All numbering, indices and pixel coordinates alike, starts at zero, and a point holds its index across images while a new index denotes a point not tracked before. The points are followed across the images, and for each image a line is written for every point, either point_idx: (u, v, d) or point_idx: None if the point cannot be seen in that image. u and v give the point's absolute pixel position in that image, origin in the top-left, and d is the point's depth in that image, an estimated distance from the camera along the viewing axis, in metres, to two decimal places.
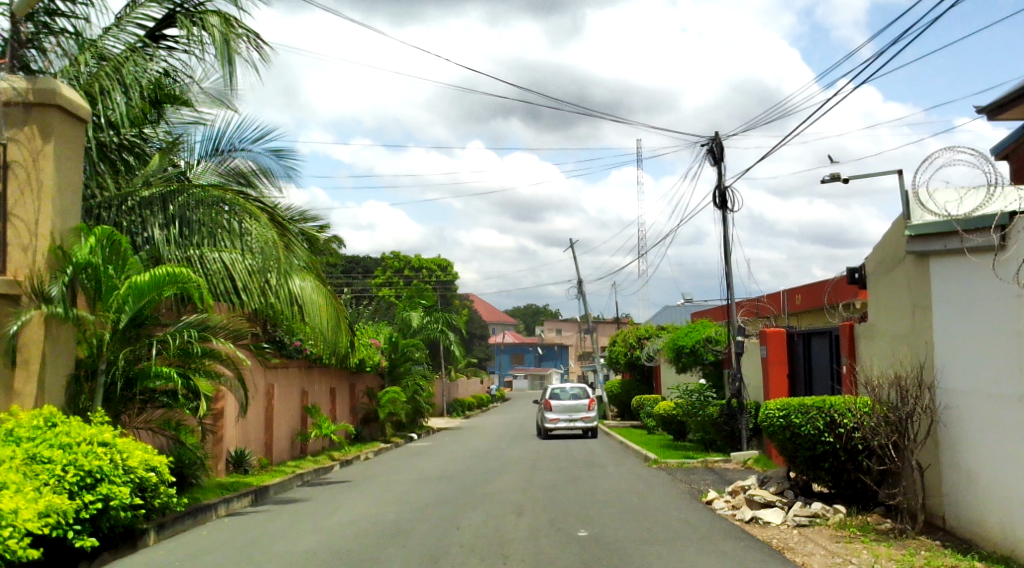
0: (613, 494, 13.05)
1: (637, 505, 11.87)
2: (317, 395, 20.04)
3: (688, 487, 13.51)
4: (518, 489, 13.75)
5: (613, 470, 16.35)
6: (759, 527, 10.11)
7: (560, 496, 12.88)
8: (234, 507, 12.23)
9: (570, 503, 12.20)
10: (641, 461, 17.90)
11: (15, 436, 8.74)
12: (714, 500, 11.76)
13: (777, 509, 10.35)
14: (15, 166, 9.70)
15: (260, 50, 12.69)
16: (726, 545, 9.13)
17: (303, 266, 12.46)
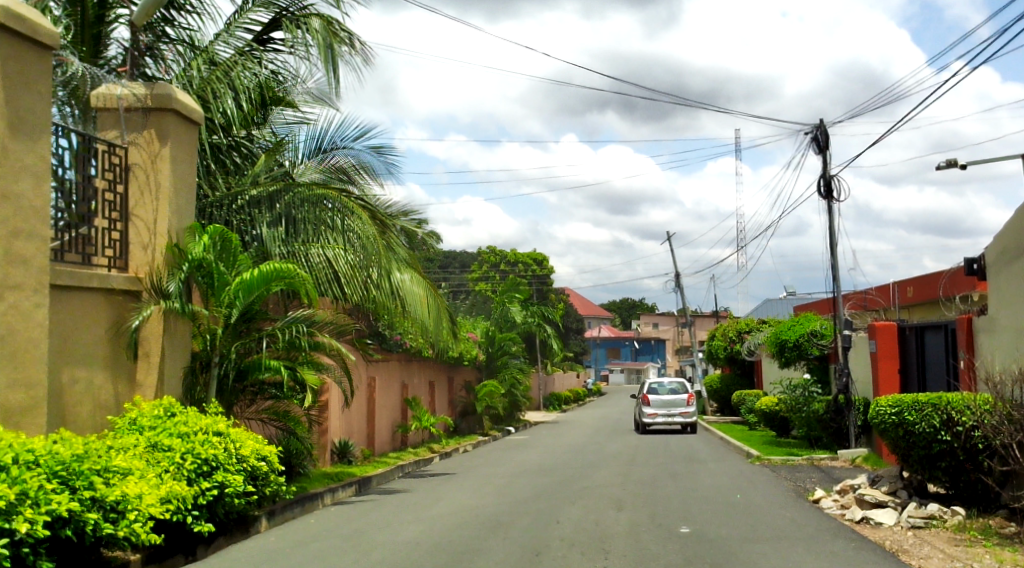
0: (716, 490, 12.96)
1: (742, 503, 11.75)
2: (418, 388, 20.38)
3: (794, 485, 13.33)
4: (618, 483, 13.77)
5: (714, 466, 16.21)
6: (870, 527, 9.95)
7: (661, 492, 12.86)
8: (340, 497, 12.56)
9: (672, 499, 12.17)
10: (744, 458, 17.69)
11: (138, 425, 9.17)
12: (822, 498, 11.59)
13: (890, 510, 10.17)
14: (135, 168, 10.17)
15: (361, 52, 12.96)
16: (836, 546, 9.00)
17: (405, 261, 12.73)
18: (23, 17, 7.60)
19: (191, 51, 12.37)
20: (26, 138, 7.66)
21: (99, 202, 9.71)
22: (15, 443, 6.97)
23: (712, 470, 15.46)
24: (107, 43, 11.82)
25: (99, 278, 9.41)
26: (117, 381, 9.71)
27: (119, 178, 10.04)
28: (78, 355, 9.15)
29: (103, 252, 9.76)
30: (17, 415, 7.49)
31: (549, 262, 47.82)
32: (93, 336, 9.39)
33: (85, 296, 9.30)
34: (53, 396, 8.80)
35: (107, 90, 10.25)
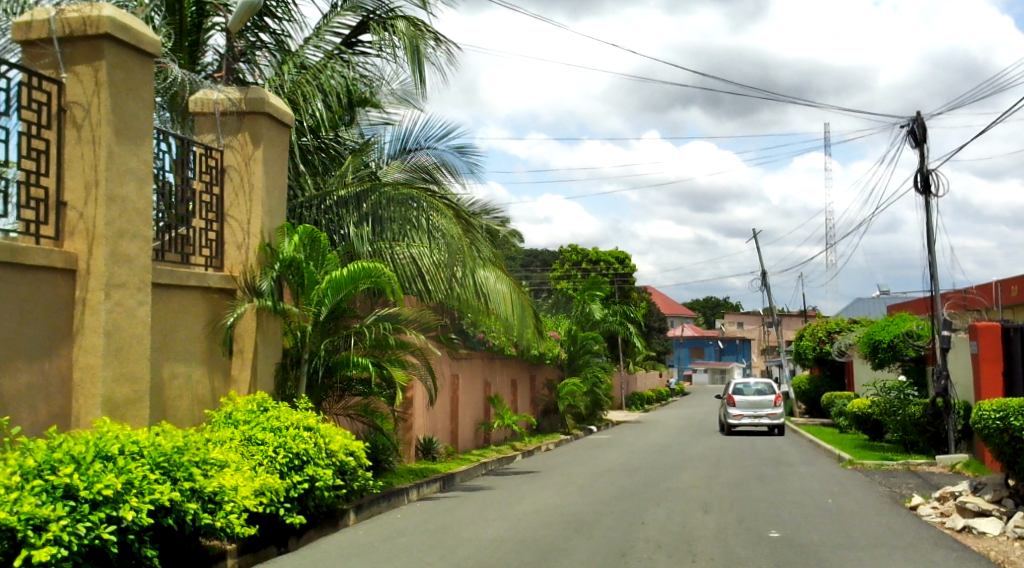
0: (806, 494, 12.82)
1: (834, 508, 11.60)
2: (500, 386, 20.55)
3: (890, 491, 13.10)
4: (703, 485, 13.71)
5: (804, 469, 16.01)
6: (973, 537, 9.75)
7: (750, 495, 12.77)
8: (425, 493, 12.79)
9: (760, 502, 12.07)
10: (835, 462, 17.43)
11: (233, 419, 9.52)
12: (920, 505, 11.40)
13: (994, 519, 9.95)
14: (230, 170, 10.55)
15: (447, 52, 13.17)
16: (935, 555, 8.85)
17: (490, 260, 12.88)
18: (128, 27, 7.93)
19: (282, 55, 12.75)
20: (130, 143, 7.99)
21: (196, 203, 10.07)
22: (120, 433, 7.21)
23: (801, 474, 15.28)
24: (203, 50, 12.24)
25: (197, 276, 9.74)
26: (214, 376, 10.09)
27: (215, 180, 10.42)
28: (177, 350, 9.49)
29: (200, 251, 10.11)
30: (122, 408, 7.81)
31: (630, 260, 47.49)
32: (192, 332, 9.74)
33: (184, 294, 9.63)
34: (155, 390, 9.14)
35: (204, 95, 10.64)
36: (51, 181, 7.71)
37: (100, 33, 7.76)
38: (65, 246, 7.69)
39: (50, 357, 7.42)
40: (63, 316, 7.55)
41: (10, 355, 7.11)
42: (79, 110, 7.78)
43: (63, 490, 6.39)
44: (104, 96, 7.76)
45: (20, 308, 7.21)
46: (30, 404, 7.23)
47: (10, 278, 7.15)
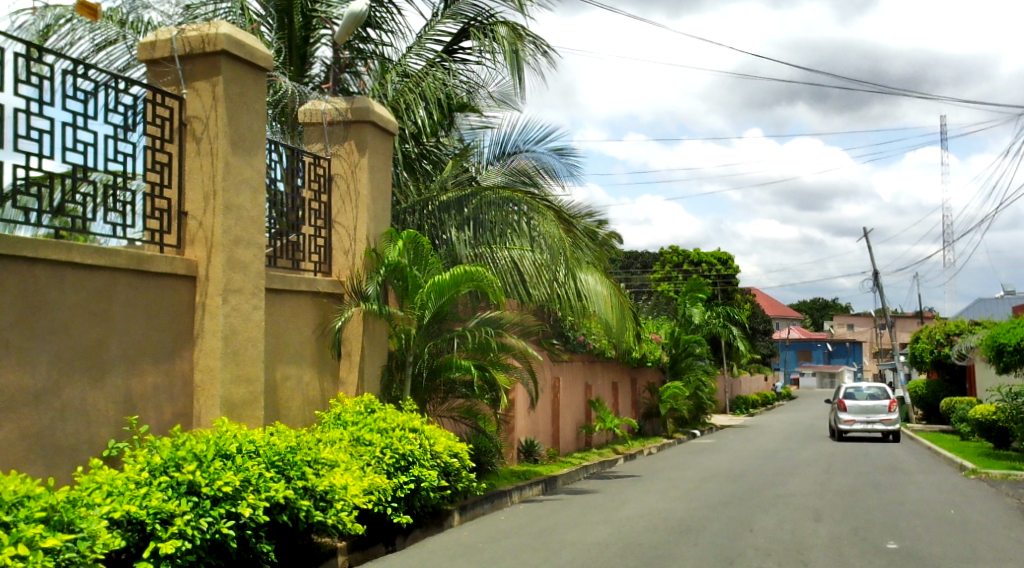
0: (924, 504, 12.53)
1: (953, 519, 11.31)
2: (601, 389, 20.54)
3: (1014, 503, 12.68)
4: (813, 492, 13.50)
5: (921, 478, 15.61)
6: None
7: (863, 503, 12.54)
8: (527, 495, 12.92)
9: (874, 512, 11.84)
10: (956, 471, 16.92)
11: (342, 420, 9.83)
12: None
13: None
14: (337, 178, 10.88)
15: (547, 56, 13.28)
16: None
17: (590, 262, 12.90)
18: (243, 43, 8.27)
19: (384, 63, 13.04)
20: (245, 154, 8.33)
21: (305, 210, 10.41)
22: (238, 433, 7.50)
23: (919, 483, 14.90)
24: (311, 62, 12.63)
25: (307, 281, 10.06)
26: (324, 378, 10.43)
27: (323, 188, 10.76)
28: (289, 354, 9.83)
29: (310, 257, 10.45)
30: (239, 408, 8.16)
31: (734, 261, 46.65)
32: (302, 336, 10.06)
33: (295, 298, 9.94)
34: (268, 391, 9.47)
35: (313, 105, 11.01)
36: (174, 193, 8.08)
37: (217, 50, 8.10)
38: (186, 254, 8.05)
39: (173, 359, 7.77)
40: (184, 321, 7.90)
41: (139, 358, 7.44)
42: (198, 124, 8.15)
43: (187, 486, 6.71)
44: (221, 109, 8.10)
45: (146, 312, 7.52)
46: (156, 404, 7.58)
47: (138, 284, 7.46)
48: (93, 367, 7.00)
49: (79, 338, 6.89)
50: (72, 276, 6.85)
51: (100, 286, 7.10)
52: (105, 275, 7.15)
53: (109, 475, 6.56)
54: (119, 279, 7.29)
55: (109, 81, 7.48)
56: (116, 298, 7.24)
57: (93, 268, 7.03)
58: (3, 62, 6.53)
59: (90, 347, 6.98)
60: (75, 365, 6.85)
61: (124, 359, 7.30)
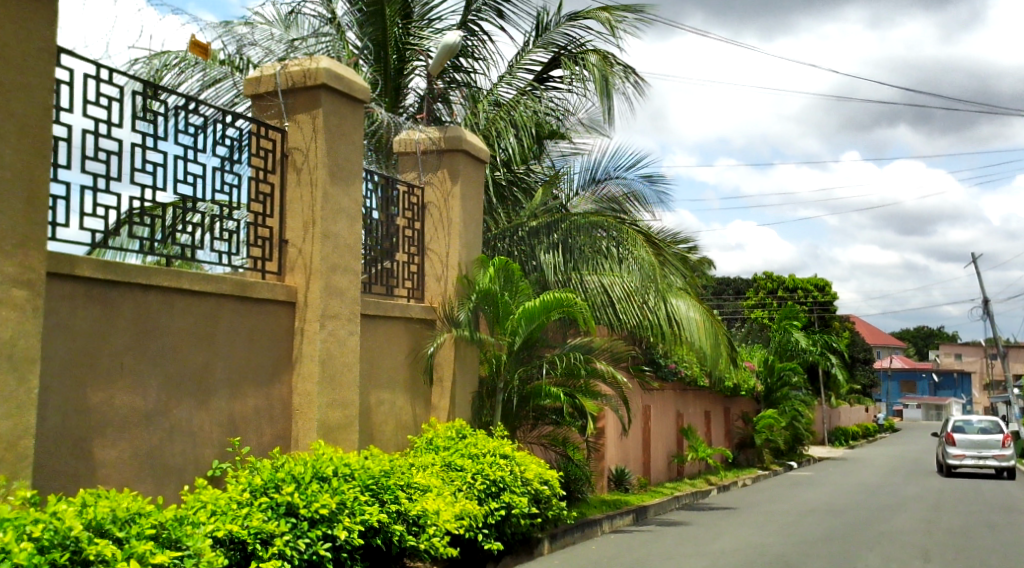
0: None
1: None
2: (693, 417, 20.30)
3: None
4: (919, 531, 13.09)
5: None
6: None
7: (973, 543, 12.11)
8: (618, 524, 12.83)
9: (985, 552, 11.44)
10: None
11: (435, 444, 9.95)
12: None
13: None
14: (430, 206, 11.07)
15: (637, 83, 13.32)
16: None
17: (680, 288, 12.79)
18: (342, 76, 8.52)
19: (475, 92, 13.24)
20: (343, 184, 8.56)
21: (399, 238, 10.61)
22: (334, 456, 7.66)
23: None
24: (405, 93, 12.92)
25: (400, 308, 10.21)
26: (416, 403, 10.57)
27: (417, 216, 10.96)
28: (383, 379, 9.99)
29: (404, 284, 10.64)
30: (335, 431, 8.34)
31: (831, 288, 45.57)
32: (395, 360, 10.22)
33: (389, 324, 10.11)
34: (363, 416, 9.64)
35: (408, 135, 11.23)
36: (275, 221, 8.33)
37: (318, 83, 8.35)
38: (287, 280, 8.30)
39: (273, 383, 8.00)
40: (284, 346, 8.13)
41: (242, 381, 7.68)
42: (299, 155, 8.40)
43: (285, 508, 6.89)
44: (320, 141, 8.34)
45: (249, 337, 7.75)
46: (257, 426, 7.80)
47: (241, 310, 7.70)
48: (199, 390, 7.24)
49: (187, 362, 7.13)
50: (181, 302, 7.11)
51: (207, 311, 7.35)
52: (211, 301, 7.40)
53: (212, 494, 6.76)
54: (224, 305, 7.54)
55: (217, 115, 7.78)
56: (221, 324, 7.49)
57: (201, 294, 7.29)
58: (121, 99, 6.84)
59: (197, 371, 7.23)
60: (183, 388, 7.09)
61: (228, 382, 7.54)
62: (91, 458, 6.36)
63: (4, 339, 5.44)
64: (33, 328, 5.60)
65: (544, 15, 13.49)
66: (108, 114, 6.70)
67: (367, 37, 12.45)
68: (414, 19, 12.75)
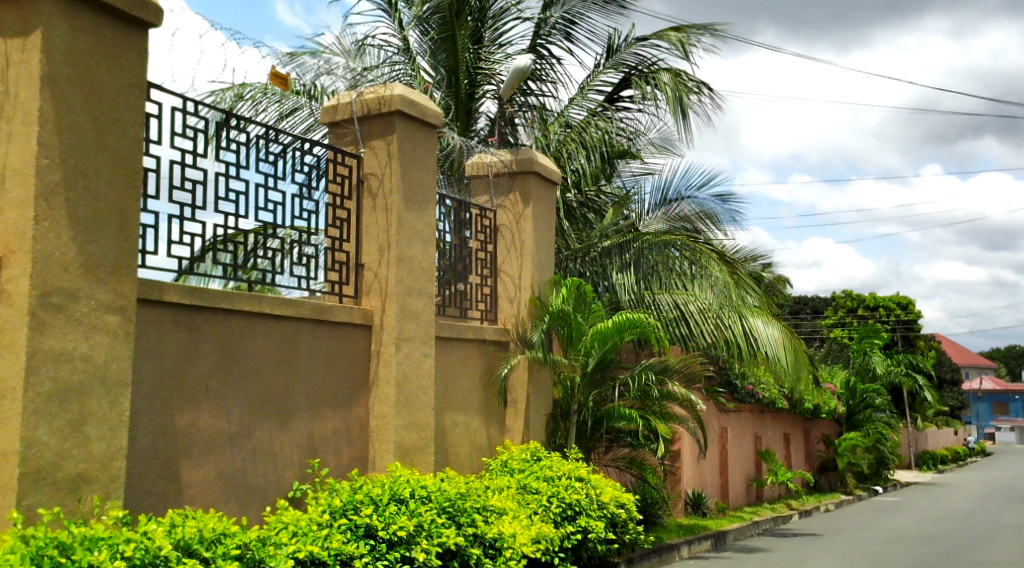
0: None
1: None
2: (772, 440, 19.98)
3: None
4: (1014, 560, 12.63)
5: None
6: None
7: None
8: (696, 550, 12.66)
9: None
10: None
11: (509, 467, 9.98)
12: None
13: None
14: (503, 229, 11.13)
15: (710, 101, 13.25)
16: None
17: (758, 306, 12.45)
18: (415, 102, 8.64)
19: (546, 114, 13.30)
20: (417, 208, 8.68)
21: (472, 260, 10.68)
22: (411, 478, 7.72)
23: None
24: (476, 117, 13.06)
25: (474, 329, 10.27)
26: (491, 425, 10.60)
27: (490, 238, 11.04)
28: (458, 401, 10.04)
29: (477, 306, 10.70)
30: (411, 453, 8.42)
31: (915, 306, 44.45)
32: (470, 383, 10.27)
33: (462, 346, 10.16)
34: (439, 438, 9.70)
35: (479, 159, 11.34)
36: (352, 246, 8.45)
37: (392, 110, 8.49)
38: (363, 303, 8.42)
39: (351, 405, 8.11)
40: (361, 369, 8.25)
41: (321, 403, 7.80)
42: (374, 181, 8.53)
43: (364, 529, 6.98)
44: (395, 166, 8.46)
45: (327, 360, 7.88)
46: (335, 448, 7.91)
47: (320, 334, 7.83)
48: (280, 412, 7.38)
49: (268, 385, 7.28)
50: (262, 326, 7.26)
51: (287, 335, 7.50)
52: (291, 325, 7.55)
53: (294, 515, 6.83)
54: (303, 328, 7.67)
55: (295, 143, 7.95)
56: (300, 348, 7.62)
57: (281, 319, 7.44)
58: (206, 130, 7.03)
59: (278, 395, 7.36)
60: (265, 410, 7.24)
61: (308, 405, 7.66)
62: (178, 479, 6.50)
63: (98, 363, 5.61)
64: (124, 353, 5.77)
65: (615, 37, 13.53)
66: (194, 145, 6.90)
67: (439, 63, 12.60)
68: (485, 44, 12.84)
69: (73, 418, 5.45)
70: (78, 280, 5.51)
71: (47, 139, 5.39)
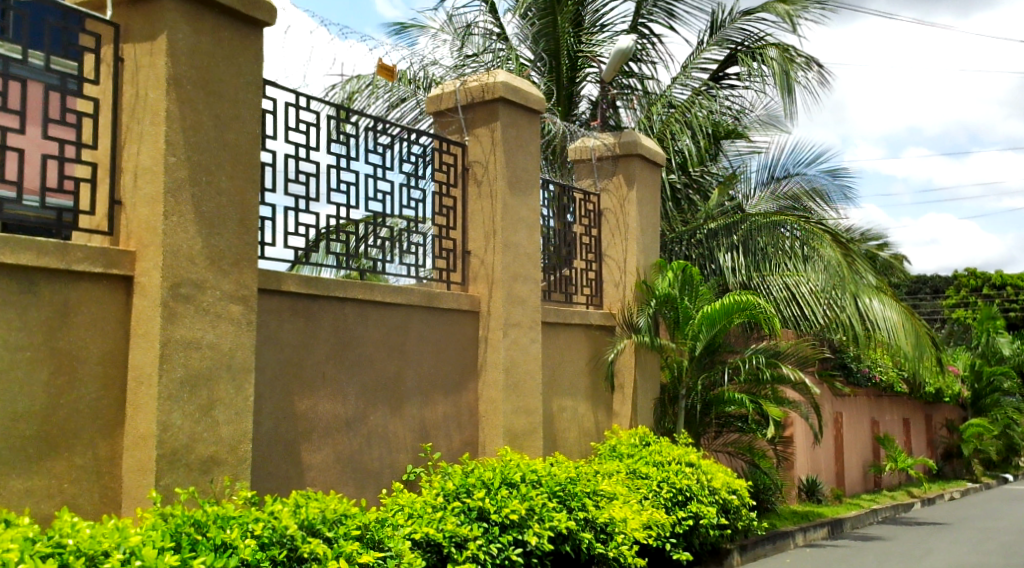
0: None
1: None
2: (891, 426, 19.44)
3: None
4: None
5: None
6: None
7: None
8: (812, 537, 12.42)
9: None
10: None
11: (618, 452, 9.96)
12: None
13: None
14: (607, 213, 11.11)
15: (820, 75, 12.92)
16: None
17: (876, 287, 11.90)
18: (518, 89, 8.67)
19: (650, 95, 13.36)
20: (521, 194, 8.72)
21: (577, 245, 10.69)
22: (521, 462, 7.77)
23: None
24: (577, 101, 13.06)
25: (580, 314, 10.26)
26: (599, 410, 10.61)
27: (594, 223, 11.04)
28: (566, 386, 10.07)
29: (582, 291, 10.70)
30: (520, 438, 8.49)
31: None
32: (577, 368, 10.28)
33: (568, 331, 10.17)
34: (547, 424, 9.74)
35: (582, 143, 11.32)
36: (458, 233, 8.54)
37: (496, 97, 8.53)
38: (471, 290, 8.51)
39: (461, 391, 8.22)
40: (470, 354, 8.34)
41: (433, 389, 7.92)
42: (479, 168, 8.59)
43: (477, 512, 7.05)
44: (499, 153, 8.50)
45: (437, 346, 7.99)
46: (447, 433, 8.03)
47: (430, 321, 7.94)
48: (393, 397, 7.52)
49: (382, 371, 7.42)
50: (374, 314, 7.40)
51: (398, 322, 7.62)
52: (402, 312, 7.67)
53: (409, 498, 6.99)
54: (414, 315, 7.78)
55: (402, 133, 8.06)
56: (411, 334, 7.74)
57: (392, 306, 7.57)
58: (318, 124, 7.19)
59: (391, 381, 7.50)
60: (380, 395, 7.39)
61: (420, 391, 7.79)
62: (299, 462, 6.69)
63: (224, 351, 5.81)
64: (247, 340, 5.96)
65: (719, 12, 13.31)
66: (307, 138, 7.06)
67: (541, 48, 12.63)
68: (585, 27, 12.77)
69: (204, 403, 5.66)
70: (204, 271, 5.70)
71: (173, 138, 5.59)
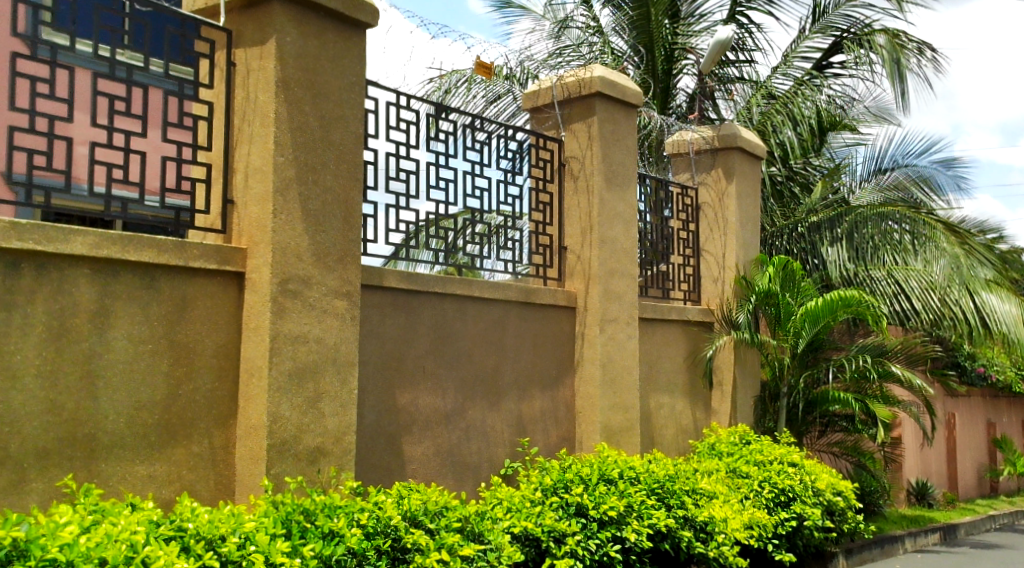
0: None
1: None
2: (1009, 428, 18.71)
3: None
4: None
5: None
6: None
7: None
8: (922, 543, 12.06)
9: None
10: None
11: (718, 450, 9.83)
12: None
13: None
14: (705, 207, 10.97)
15: (931, 61, 12.51)
16: None
17: (991, 280, 11.57)
18: (616, 83, 8.62)
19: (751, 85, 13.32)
20: (619, 189, 8.69)
21: (675, 240, 10.60)
22: (620, 459, 7.74)
23: None
24: (674, 93, 12.93)
25: (677, 311, 10.18)
26: (697, 407, 10.50)
27: (691, 217, 10.93)
28: (664, 383, 10.00)
29: (680, 286, 10.61)
30: (618, 434, 8.47)
31: None
32: (675, 364, 10.20)
33: (666, 327, 10.09)
34: (645, 421, 9.69)
35: (680, 136, 11.17)
36: (555, 229, 8.55)
37: (593, 92, 8.50)
38: (568, 285, 8.50)
39: (559, 387, 8.24)
40: (568, 350, 8.35)
41: (530, 384, 7.95)
42: (576, 163, 8.58)
43: (576, 507, 7.05)
44: (596, 149, 8.48)
45: (534, 342, 8.01)
46: (545, 427, 8.05)
47: (528, 316, 7.97)
48: (492, 392, 7.58)
49: (480, 365, 7.48)
50: (472, 309, 7.46)
51: (495, 317, 7.66)
52: (500, 308, 7.72)
53: (508, 492, 7.02)
54: (511, 310, 7.82)
55: (501, 130, 8.10)
56: (508, 330, 7.78)
57: (490, 302, 7.62)
58: (418, 121, 7.27)
59: (489, 375, 7.55)
60: (478, 390, 7.45)
61: (518, 385, 7.83)
62: (402, 455, 6.80)
63: (329, 344, 5.93)
64: (351, 334, 6.08)
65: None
66: (407, 137, 7.15)
67: (636, 41, 12.56)
68: (682, 17, 12.69)
69: (311, 396, 5.79)
70: (310, 267, 5.83)
71: (281, 138, 5.72)
